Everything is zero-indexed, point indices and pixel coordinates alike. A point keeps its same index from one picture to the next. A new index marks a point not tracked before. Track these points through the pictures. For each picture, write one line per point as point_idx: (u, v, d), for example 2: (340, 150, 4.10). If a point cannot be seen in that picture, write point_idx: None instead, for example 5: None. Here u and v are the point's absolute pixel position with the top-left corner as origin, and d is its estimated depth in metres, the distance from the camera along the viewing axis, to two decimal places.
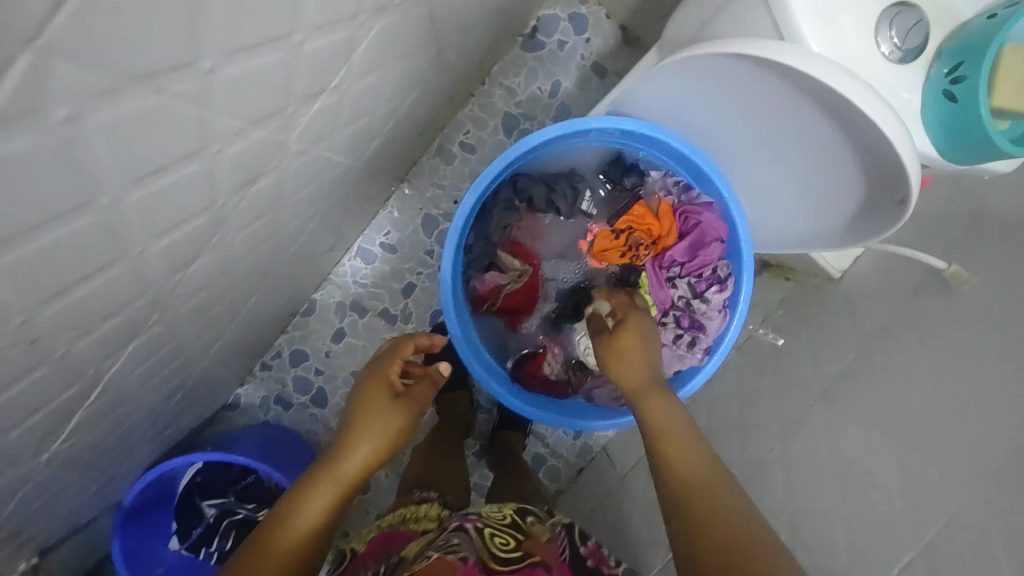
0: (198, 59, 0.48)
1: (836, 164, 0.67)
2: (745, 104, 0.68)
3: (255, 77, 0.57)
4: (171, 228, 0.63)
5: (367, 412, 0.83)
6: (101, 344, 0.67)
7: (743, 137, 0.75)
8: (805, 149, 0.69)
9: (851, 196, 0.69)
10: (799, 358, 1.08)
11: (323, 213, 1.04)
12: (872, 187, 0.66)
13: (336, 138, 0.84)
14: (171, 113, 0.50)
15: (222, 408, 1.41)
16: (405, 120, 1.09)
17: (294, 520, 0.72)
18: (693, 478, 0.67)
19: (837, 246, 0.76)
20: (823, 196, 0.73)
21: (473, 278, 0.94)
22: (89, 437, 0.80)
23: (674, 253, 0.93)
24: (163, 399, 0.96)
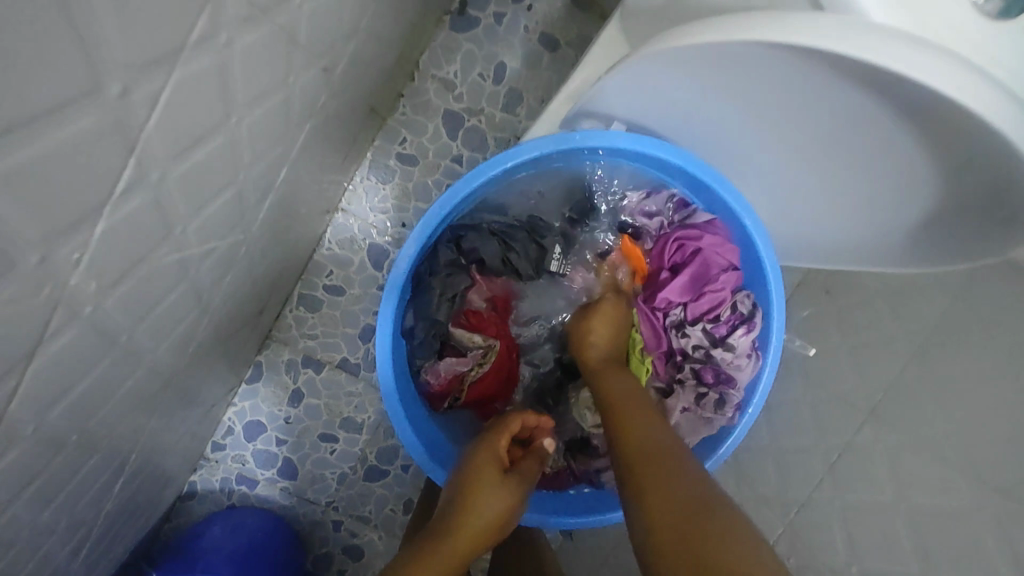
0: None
1: (895, 165, 0.51)
2: (753, 109, 0.54)
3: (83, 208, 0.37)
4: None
5: (482, 490, 0.64)
6: None
7: (760, 135, 0.58)
8: (841, 161, 0.54)
9: (910, 213, 0.54)
10: (837, 365, 0.85)
11: (239, 290, 0.82)
12: (952, 199, 0.50)
13: (245, 226, 0.63)
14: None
15: (177, 498, 1.20)
16: (328, 155, 0.87)
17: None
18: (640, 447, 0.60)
19: (886, 257, 0.61)
20: (869, 216, 0.58)
21: (424, 370, 0.79)
22: None
23: (674, 295, 0.80)
24: (70, 562, 0.76)
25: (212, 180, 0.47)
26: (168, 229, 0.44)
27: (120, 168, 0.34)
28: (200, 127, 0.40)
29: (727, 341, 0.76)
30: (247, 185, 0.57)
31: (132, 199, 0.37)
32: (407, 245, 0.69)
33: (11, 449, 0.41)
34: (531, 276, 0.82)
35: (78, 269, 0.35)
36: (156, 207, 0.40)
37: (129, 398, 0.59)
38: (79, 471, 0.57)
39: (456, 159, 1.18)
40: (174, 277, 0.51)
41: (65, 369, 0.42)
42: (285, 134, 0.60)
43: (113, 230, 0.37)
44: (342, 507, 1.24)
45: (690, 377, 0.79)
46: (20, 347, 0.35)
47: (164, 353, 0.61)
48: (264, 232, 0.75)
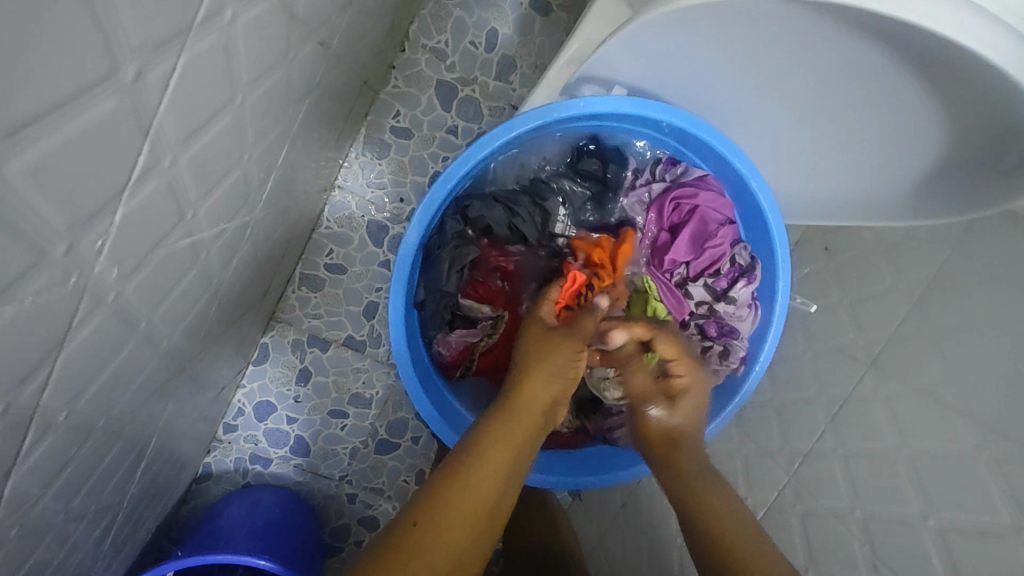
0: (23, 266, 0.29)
1: (906, 107, 0.51)
2: (763, 63, 0.55)
3: (138, 210, 0.37)
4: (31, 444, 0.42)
5: (548, 357, 0.65)
6: None
7: (768, 89, 0.58)
8: (850, 108, 0.55)
9: (912, 165, 0.56)
10: (836, 320, 0.88)
11: (246, 272, 0.82)
12: (956, 151, 0.52)
13: (251, 206, 0.63)
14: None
15: (194, 480, 1.22)
16: (324, 132, 0.86)
17: (466, 502, 0.55)
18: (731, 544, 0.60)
19: (894, 213, 0.61)
20: (872, 169, 0.59)
21: (437, 340, 0.80)
22: None
23: (675, 254, 0.81)
24: (99, 545, 0.77)
25: (220, 162, 0.47)
26: (180, 213, 0.44)
27: (137, 153, 0.34)
28: (208, 108, 0.40)
29: (729, 295, 0.78)
30: (252, 165, 0.56)
31: (148, 183, 0.37)
32: (413, 219, 0.70)
33: (43, 438, 0.42)
34: (539, 244, 0.82)
35: (101, 257, 0.36)
36: (170, 191, 0.40)
37: (147, 384, 0.59)
38: (104, 458, 0.58)
39: (450, 131, 1.16)
40: (186, 262, 0.52)
41: (90, 358, 0.42)
42: (286, 112, 0.59)
43: (132, 216, 0.37)
44: (356, 481, 1.27)
45: (694, 333, 0.81)
46: (49, 338, 0.35)
47: (178, 337, 0.61)
48: (267, 213, 0.74)
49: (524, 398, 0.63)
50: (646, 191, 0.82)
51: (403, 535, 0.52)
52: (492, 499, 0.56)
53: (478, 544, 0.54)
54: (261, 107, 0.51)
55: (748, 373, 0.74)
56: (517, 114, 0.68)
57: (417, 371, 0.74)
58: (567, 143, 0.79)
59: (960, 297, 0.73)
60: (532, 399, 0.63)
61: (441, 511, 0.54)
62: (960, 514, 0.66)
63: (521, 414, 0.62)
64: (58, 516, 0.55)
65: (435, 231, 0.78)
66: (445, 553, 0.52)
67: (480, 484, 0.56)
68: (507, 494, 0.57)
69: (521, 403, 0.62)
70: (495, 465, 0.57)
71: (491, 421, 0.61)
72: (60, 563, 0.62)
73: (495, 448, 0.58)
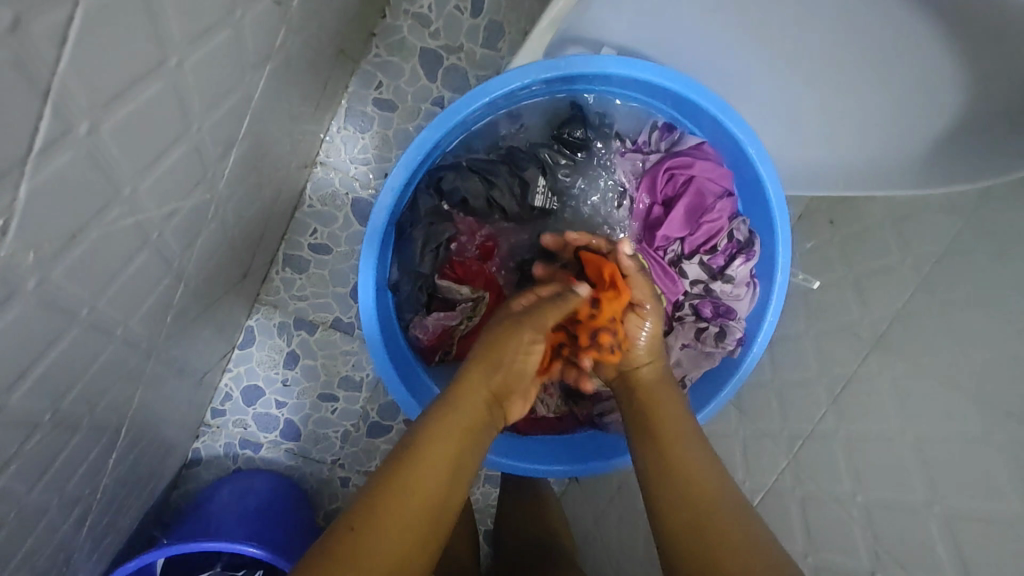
0: None
1: (918, 52, 0.47)
2: (765, 5, 0.51)
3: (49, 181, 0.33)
4: None
5: (502, 346, 0.61)
6: None
7: (766, 38, 0.54)
8: (855, 57, 0.50)
9: (925, 122, 0.51)
10: (840, 297, 0.84)
11: (217, 253, 0.78)
12: (974, 101, 0.47)
13: (211, 181, 0.58)
14: None
15: (183, 466, 1.20)
16: (297, 103, 0.81)
17: (399, 503, 0.51)
18: (690, 513, 0.55)
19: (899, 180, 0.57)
20: (880, 130, 0.55)
21: (413, 324, 0.76)
22: None
23: (668, 230, 0.76)
24: (74, 534, 0.75)
25: (159, 132, 0.43)
26: (114, 189, 0.40)
27: (37, 118, 0.30)
28: (130, 69, 0.35)
29: (726, 273, 0.73)
30: (204, 136, 0.52)
31: (61, 153, 0.33)
32: (380, 193, 0.66)
33: None
34: (520, 218, 0.76)
35: (8, 238, 0.32)
36: (93, 164, 0.36)
37: (103, 374, 0.56)
38: (62, 451, 0.55)
39: (437, 102, 1.11)
40: (133, 244, 0.48)
41: (16, 348, 0.38)
42: (241, 79, 0.54)
43: (43, 191, 0.33)
44: (348, 464, 1.24)
45: (689, 313, 0.76)
46: None
47: (136, 323, 0.58)
48: (234, 191, 0.70)
49: (462, 390, 0.59)
50: (640, 159, 0.78)
51: (336, 543, 0.49)
52: (430, 492, 0.53)
53: (416, 543, 0.51)
54: (206, 71, 0.46)
55: (745, 354, 0.70)
56: (495, 77, 0.63)
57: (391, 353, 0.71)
58: (550, 109, 0.75)
59: (973, 272, 0.69)
60: (471, 391, 0.59)
61: (375, 513, 0.50)
62: (967, 501, 0.62)
63: (458, 405, 0.58)
64: (13, 509, 0.52)
65: (409, 205, 0.73)
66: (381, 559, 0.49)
67: (415, 483, 0.52)
68: (448, 487, 0.54)
69: (457, 394, 0.59)
70: (431, 459, 0.54)
71: (425, 416, 0.57)
72: (24, 558, 0.60)
73: (428, 445, 0.54)
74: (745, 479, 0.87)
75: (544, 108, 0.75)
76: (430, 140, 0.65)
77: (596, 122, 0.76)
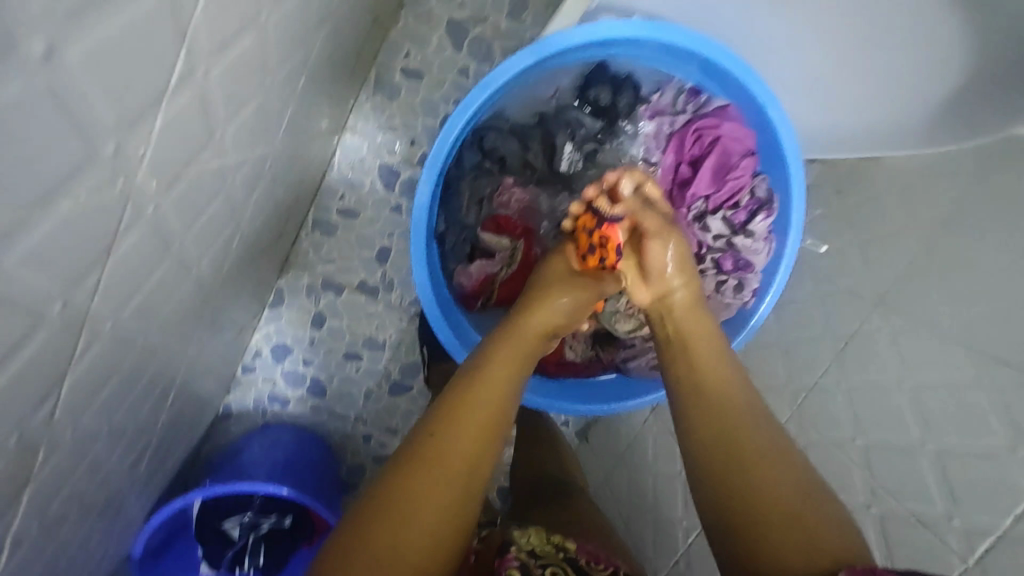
0: (98, 146, 0.30)
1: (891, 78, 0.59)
2: None
3: (179, 125, 0.39)
4: (100, 340, 0.44)
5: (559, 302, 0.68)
6: (42, 500, 0.50)
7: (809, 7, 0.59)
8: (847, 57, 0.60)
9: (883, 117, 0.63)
10: (845, 261, 0.89)
11: (263, 211, 0.83)
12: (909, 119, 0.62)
13: (273, 133, 0.63)
14: (77, 217, 0.32)
15: (215, 419, 1.26)
16: (337, 67, 0.86)
17: (474, 414, 0.57)
18: (727, 416, 0.58)
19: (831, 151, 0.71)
20: (861, 113, 0.64)
21: (456, 272, 0.81)
22: (59, 561, 0.65)
23: (696, 188, 0.79)
24: (137, 463, 0.81)
25: (244, 81, 0.47)
26: (210, 131, 0.45)
27: (175, 57, 0.34)
28: (234, 18, 0.40)
29: (747, 228, 0.77)
30: (273, 90, 0.56)
31: (184, 93, 0.37)
32: (442, 129, 0.67)
33: (95, 347, 0.44)
34: (547, 181, 0.82)
35: (144, 165, 0.36)
36: (201, 106, 0.41)
37: (177, 309, 0.61)
38: (141, 378, 0.61)
39: (461, 72, 1.15)
40: (214, 187, 0.53)
41: (131, 270, 0.43)
42: (304, 38, 0.59)
43: (170, 121, 0.37)
44: (370, 421, 1.31)
45: (710, 267, 0.80)
46: (98, 243, 0.35)
47: (207, 263, 0.63)
48: (283, 148, 0.75)
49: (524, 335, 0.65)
50: (667, 121, 0.80)
51: (420, 449, 0.55)
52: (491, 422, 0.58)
53: (484, 450, 0.56)
54: (285, 27, 0.51)
55: (758, 306, 0.75)
56: (547, 37, 0.65)
57: (437, 294, 0.76)
58: (581, 67, 0.77)
59: (968, 234, 0.74)
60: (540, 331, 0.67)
61: (454, 423, 0.56)
62: (960, 440, 0.67)
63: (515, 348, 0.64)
64: (106, 425, 0.58)
65: (454, 161, 0.77)
66: (456, 454, 0.55)
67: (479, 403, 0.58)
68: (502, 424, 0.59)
69: (512, 338, 0.65)
70: (497, 390, 0.60)
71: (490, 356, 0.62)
72: (104, 479, 0.66)
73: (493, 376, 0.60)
74: None
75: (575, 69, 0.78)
76: (478, 100, 0.67)
77: (625, 83, 0.79)
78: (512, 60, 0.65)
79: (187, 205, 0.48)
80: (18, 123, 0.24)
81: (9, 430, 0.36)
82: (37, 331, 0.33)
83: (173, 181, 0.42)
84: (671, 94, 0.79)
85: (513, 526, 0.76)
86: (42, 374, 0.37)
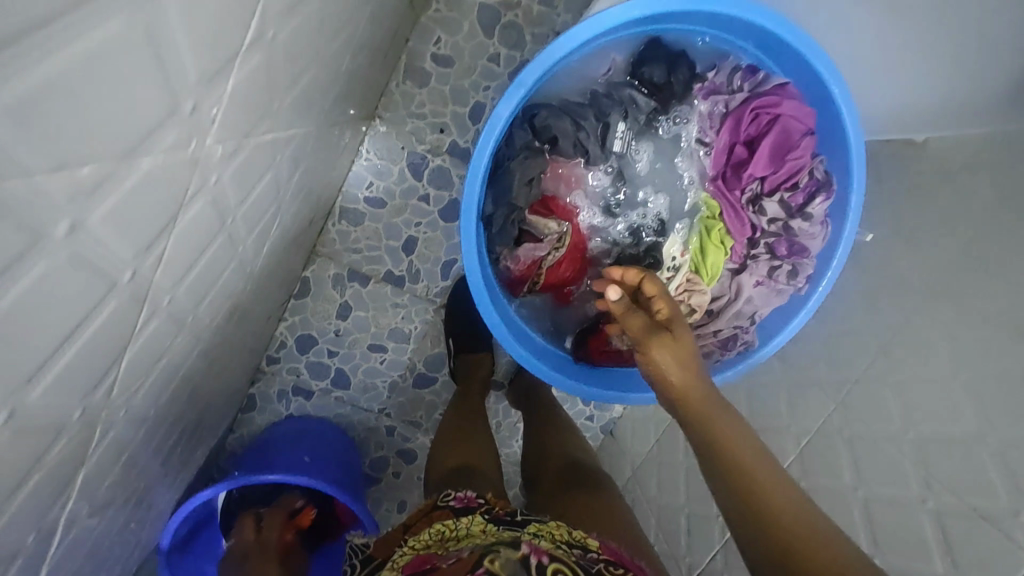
0: (178, 102, 0.29)
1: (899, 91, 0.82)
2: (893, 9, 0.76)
3: (245, 89, 0.37)
4: (158, 317, 0.42)
5: None
6: (92, 484, 0.49)
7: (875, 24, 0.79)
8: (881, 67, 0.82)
9: (888, 115, 0.86)
10: (890, 250, 0.84)
11: (300, 196, 0.81)
12: (899, 123, 0.85)
13: (318, 113, 0.62)
14: (156, 178, 0.30)
15: (239, 410, 1.25)
16: (374, 49, 0.84)
17: None
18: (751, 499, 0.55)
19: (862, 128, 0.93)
20: (878, 106, 0.86)
21: (503, 256, 0.80)
22: (97, 550, 0.63)
23: (753, 169, 0.76)
24: (170, 450, 0.79)
25: (303, 46, 0.46)
26: (268, 102, 0.43)
27: (250, 19, 0.33)
28: None
29: (805, 211, 0.75)
30: (323, 64, 0.55)
31: (254, 55, 0.36)
32: (488, 120, 0.66)
33: (152, 324, 0.42)
34: (599, 162, 0.80)
35: (214, 128, 0.35)
36: (266, 70, 0.39)
37: (221, 291, 0.59)
38: (185, 361, 0.60)
39: (493, 59, 1.13)
40: (265, 162, 0.51)
41: (189, 244, 0.41)
42: (351, 15, 0.58)
43: (240, 85, 0.36)
44: (394, 413, 1.30)
45: (763, 252, 0.79)
46: (168, 208, 0.34)
47: (251, 245, 0.61)
48: (323, 131, 0.73)
49: None
50: (722, 99, 0.78)
51: None
52: None
53: None
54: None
55: (812, 292, 0.75)
56: (614, 8, 0.64)
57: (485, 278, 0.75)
58: (635, 40, 0.77)
59: None
60: None
61: None
62: None
63: None
64: (149, 410, 0.56)
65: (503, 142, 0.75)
66: None
67: None
68: None
69: None
70: None
71: None
72: (143, 465, 0.65)
73: None
74: (789, 422, 0.90)
75: (628, 45, 0.77)
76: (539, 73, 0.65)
77: (681, 60, 0.77)
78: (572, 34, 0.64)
79: (244, 177, 0.46)
80: (113, 62, 0.23)
81: (73, 405, 0.35)
82: (110, 298, 0.32)
83: (234, 149, 0.40)
84: (726, 74, 0.78)
85: (531, 521, 0.67)
86: (106, 347, 0.35)
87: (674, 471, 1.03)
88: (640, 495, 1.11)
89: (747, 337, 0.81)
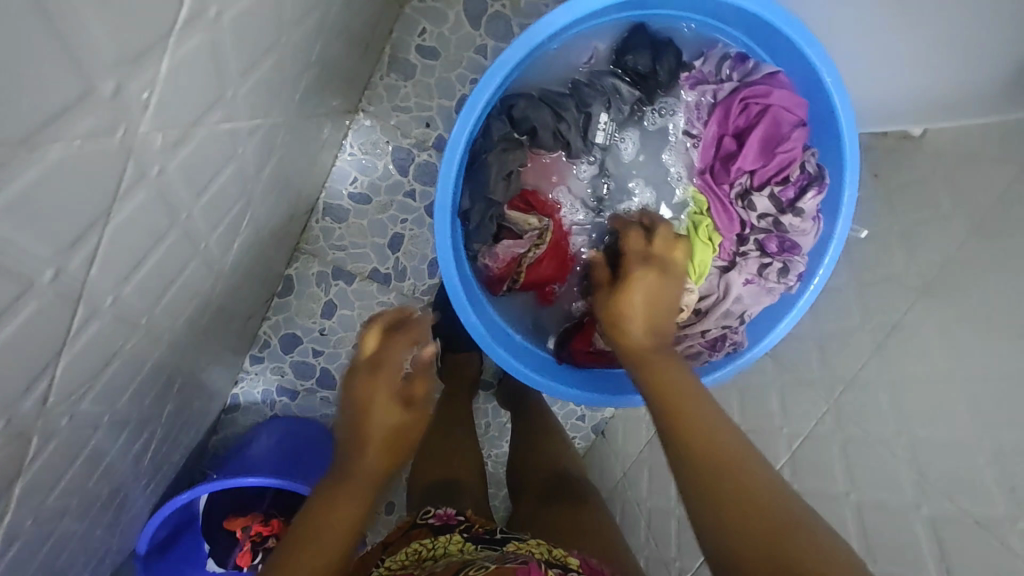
0: (92, 81, 0.26)
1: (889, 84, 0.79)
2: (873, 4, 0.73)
3: (186, 71, 0.34)
4: (99, 317, 0.40)
5: None
6: (37, 493, 0.46)
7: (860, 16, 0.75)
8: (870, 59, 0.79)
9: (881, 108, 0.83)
10: (885, 247, 0.81)
11: (275, 190, 0.78)
12: (894, 115, 0.82)
13: (286, 102, 0.59)
14: (71, 166, 0.27)
15: (222, 411, 1.22)
16: (353, 39, 0.81)
17: None
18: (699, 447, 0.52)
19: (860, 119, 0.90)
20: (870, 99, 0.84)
21: (482, 253, 0.77)
22: (55, 560, 0.60)
23: (742, 162, 0.74)
24: (140, 453, 0.77)
25: (260, 30, 0.43)
26: (220, 88, 0.41)
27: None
28: None
29: (796, 206, 0.72)
30: (288, 50, 0.52)
31: (194, 35, 0.33)
32: (463, 107, 0.63)
33: (92, 325, 0.39)
34: (581, 154, 0.78)
35: (148, 113, 0.32)
36: (212, 53, 0.36)
37: (184, 289, 0.56)
38: (146, 362, 0.57)
39: (479, 51, 1.11)
40: (224, 154, 0.48)
41: (131, 239, 0.38)
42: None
43: (179, 66, 0.33)
44: None
45: (753, 249, 0.76)
46: (96, 199, 0.31)
47: (217, 242, 0.58)
48: (297, 122, 0.71)
49: None
50: (711, 89, 0.76)
51: None
52: None
53: None
54: None
55: (802, 291, 0.72)
56: None
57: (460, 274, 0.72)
58: (619, 27, 0.75)
59: None
60: None
61: None
62: None
63: None
64: (105, 414, 0.53)
65: (482, 133, 0.72)
66: None
67: None
68: None
69: None
70: None
71: None
72: (105, 471, 0.62)
73: None
74: (783, 425, 0.87)
75: (612, 33, 0.75)
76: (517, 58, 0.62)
77: (667, 48, 0.75)
78: (552, 16, 0.61)
79: (197, 168, 0.44)
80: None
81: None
82: (25, 298, 0.29)
83: (179, 137, 0.38)
84: (713, 63, 0.76)
85: (511, 539, 0.64)
86: (29, 350, 0.32)
87: (664, 474, 1.00)
88: (630, 499, 1.08)
89: (737, 338, 0.79)
